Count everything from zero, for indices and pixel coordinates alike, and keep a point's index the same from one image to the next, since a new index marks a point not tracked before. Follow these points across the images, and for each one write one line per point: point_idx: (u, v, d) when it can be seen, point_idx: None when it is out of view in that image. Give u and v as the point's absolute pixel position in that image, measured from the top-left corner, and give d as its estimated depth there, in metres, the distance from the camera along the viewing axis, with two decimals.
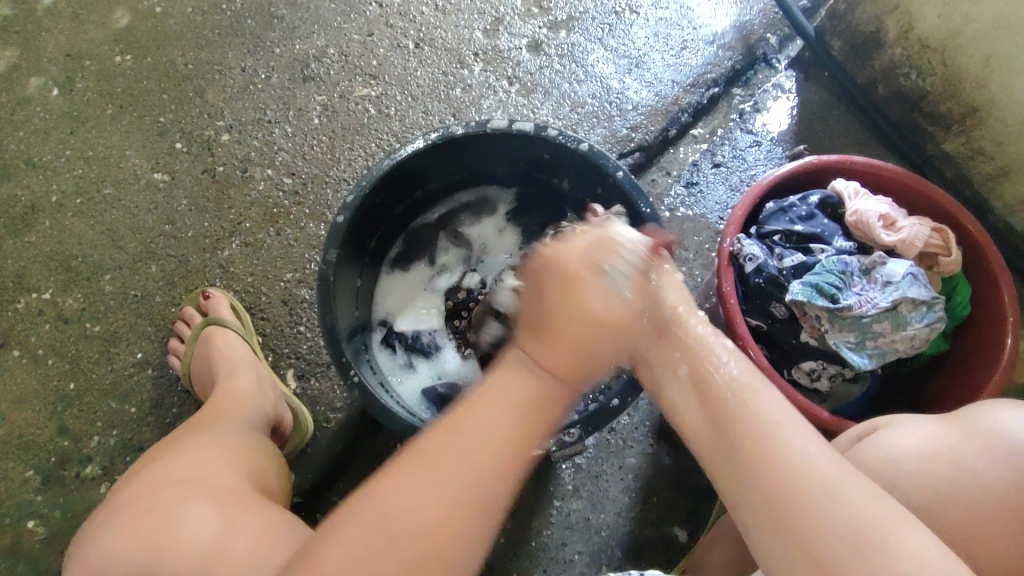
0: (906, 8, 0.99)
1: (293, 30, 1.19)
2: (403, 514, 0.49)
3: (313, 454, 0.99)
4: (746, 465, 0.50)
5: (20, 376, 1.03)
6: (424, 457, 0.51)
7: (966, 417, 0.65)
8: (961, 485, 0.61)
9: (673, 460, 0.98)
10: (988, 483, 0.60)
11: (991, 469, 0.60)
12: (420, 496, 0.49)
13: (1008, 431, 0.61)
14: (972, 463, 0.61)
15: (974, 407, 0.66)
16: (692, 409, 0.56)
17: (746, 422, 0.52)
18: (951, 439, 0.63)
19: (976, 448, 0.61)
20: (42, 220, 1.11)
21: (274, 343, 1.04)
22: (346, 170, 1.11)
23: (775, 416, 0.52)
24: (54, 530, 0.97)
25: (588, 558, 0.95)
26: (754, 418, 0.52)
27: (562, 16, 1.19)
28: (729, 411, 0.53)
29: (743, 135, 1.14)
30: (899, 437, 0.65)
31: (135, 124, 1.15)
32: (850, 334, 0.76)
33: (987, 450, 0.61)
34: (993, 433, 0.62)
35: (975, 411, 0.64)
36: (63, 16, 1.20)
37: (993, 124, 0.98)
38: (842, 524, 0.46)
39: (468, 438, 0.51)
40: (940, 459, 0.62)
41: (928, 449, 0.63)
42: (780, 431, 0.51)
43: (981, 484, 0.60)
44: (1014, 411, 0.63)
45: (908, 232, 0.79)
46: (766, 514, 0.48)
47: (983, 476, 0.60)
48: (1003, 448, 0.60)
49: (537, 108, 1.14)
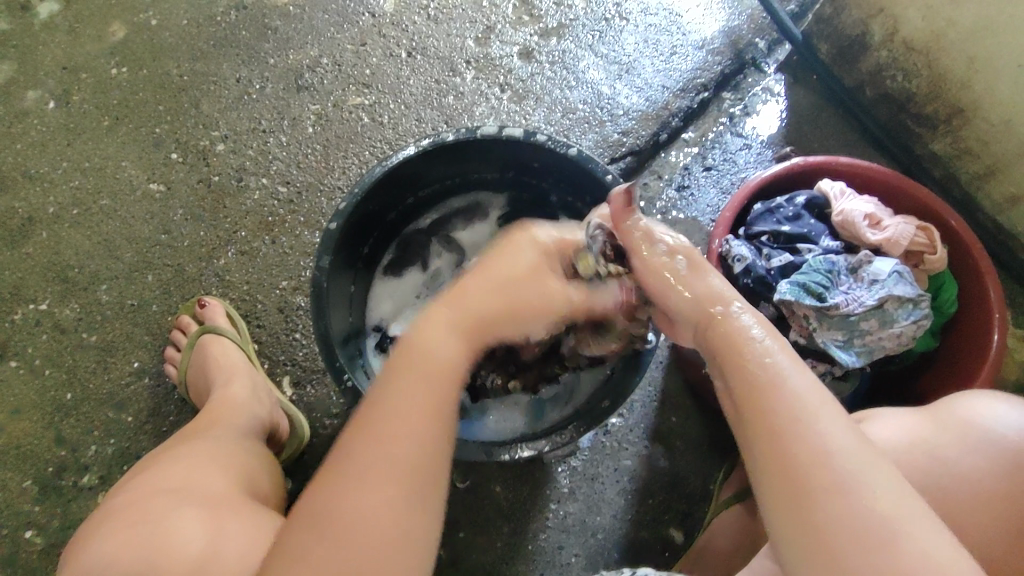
0: (889, 11, 1.00)
1: (287, 41, 1.20)
2: (364, 511, 0.48)
3: (310, 460, 1.00)
4: (769, 442, 0.50)
5: (18, 387, 1.04)
6: (367, 465, 0.49)
7: (942, 407, 0.66)
8: (942, 477, 0.61)
9: (668, 462, 0.98)
10: (968, 474, 0.61)
11: (970, 460, 0.61)
12: (363, 498, 0.48)
13: (985, 422, 0.62)
14: (949, 454, 0.62)
15: (950, 398, 0.67)
16: (718, 374, 0.56)
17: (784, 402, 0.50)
18: (927, 430, 0.64)
19: (952, 439, 0.62)
20: (39, 231, 1.11)
21: (270, 351, 1.04)
22: (341, 178, 1.12)
23: (807, 405, 0.50)
24: (51, 540, 0.97)
25: (585, 560, 0.95)
26: (786, 387, 0.51)
27: (552, 23, 1.20)
28: (771, 388, 0.51)
29: (733, 138, 1.15)
30: (876, 430, 0.65)
31: (131, 135, 1.16)
32: (838, 333, 0.77)
33: (965, 442, 0.62)
34: (970, 424, 0.63)
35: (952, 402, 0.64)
36: (59, 30, 1.22)
37: (980, 124, 0.99)
38: (846, 507, 0.46)
39: (393, 412, 0.52)
40: (918, 449, 0.63)
41: (906, 440, 0.64)
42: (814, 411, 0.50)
43: (959, 473, 0.61)
44: (984, 400, 0.64)
45: (893, 231, 0.80)
46: (794, 508, 0.47)
47: (963, 467, 0.61)
48: (979, 439, 0.62)
49: (528, 114, 1.15)
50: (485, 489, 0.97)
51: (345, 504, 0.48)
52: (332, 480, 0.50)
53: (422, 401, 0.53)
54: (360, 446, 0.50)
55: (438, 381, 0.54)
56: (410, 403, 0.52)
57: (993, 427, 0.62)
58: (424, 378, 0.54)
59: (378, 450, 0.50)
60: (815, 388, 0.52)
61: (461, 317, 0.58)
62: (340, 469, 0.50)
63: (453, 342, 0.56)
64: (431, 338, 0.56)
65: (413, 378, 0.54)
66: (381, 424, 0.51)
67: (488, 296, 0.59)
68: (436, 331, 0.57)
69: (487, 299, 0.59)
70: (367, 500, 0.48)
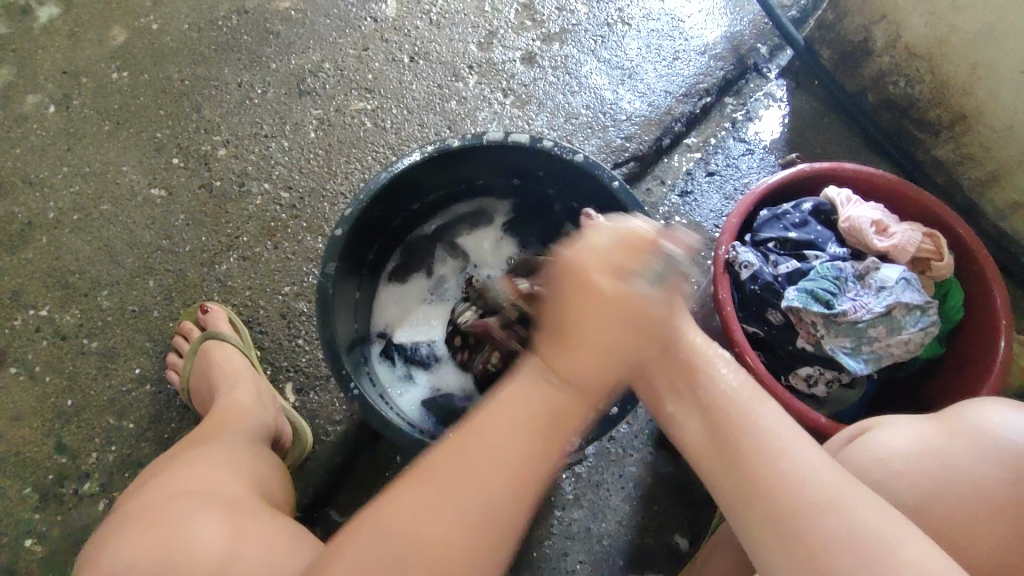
0: (892, 17, 1.01)
1: (289, 45, 1.20)
2: (427, 530, 0.48)
3: (312, 468, 0.99)
4: (719, 441, 0.54)
5: (17, 394, 1.03)
6: (450, 477, 0.49)
7: (953, 414, 0.65)
8: (951, 485, 0.61)
9: (673, 468, 0.98)
10: (980, 481, 0.60)
11: (980, 466, 0.60)
12: (438, 520, 0.48)
13: (998, 429, 0.62)
14: (959, 461, 0.61)
15: (958, 406, 0.66)
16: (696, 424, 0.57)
17: (732, 411, 0.54)
18: (938, 440, 0.63)
19: (962, 446, 0.62)
20: (39, 237, 1.11)
21: (273, 357, 1.04)
22: (343, 184, 1.12)
23: (780, 435, 0.52)
24: (51, 549, 0.96)
25: (590, 568, 0.95)
26: (754, 424, 0.53)
27: (555, 28, 1.20)
28: (730, 410, 0.54)
29: (736, 144, 1.15)
30: (885, 436, 0.65)
31: (132, 140, 1.16)
32: (845, 340, 0.77)
33: (975, 449, 0.61)
34: (983, 432, 0.62)
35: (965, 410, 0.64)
36: (59, 34, 1.21)
37: (981, 130, 0.99)
38: (806, 490, 0.48)
39: (489, 441, 0.50)
40: (929, 457, 0.62)
41: (915, 449, 0.63)
42: (753, 409, 0.54)
43: (970, 482, 0.60)
44: (997, 408, 0.64)
45: (900, 237, 0.80)
46: (762, 511, 0.49)
47: (973, 473, 0.60)
48: (990, 446, 0.61)
49: (531, 119, 1.15)
50: None
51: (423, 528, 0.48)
52: (404, 510, 0.49)
53: (530, 444, 0.51)
54: (448, 465, 0.50)
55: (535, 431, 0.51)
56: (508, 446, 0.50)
57: (1004, 434, 0.61)
58: (523, 421, 0.51)
59: (471, 474, 0.49)
60: (749, 386, 0.57)
61: (560, 373, 0.52)
62: (416, 493, 0.49)
63: (545, 395, 0.52)
64: (523, 391, 0.52)
65: (505, 427, 0.51)
66: (477, 445, 0.50)
67: (609, 331, 0.53)
68: (534, 389, 0.52)
69: (599, 326, 0.52)
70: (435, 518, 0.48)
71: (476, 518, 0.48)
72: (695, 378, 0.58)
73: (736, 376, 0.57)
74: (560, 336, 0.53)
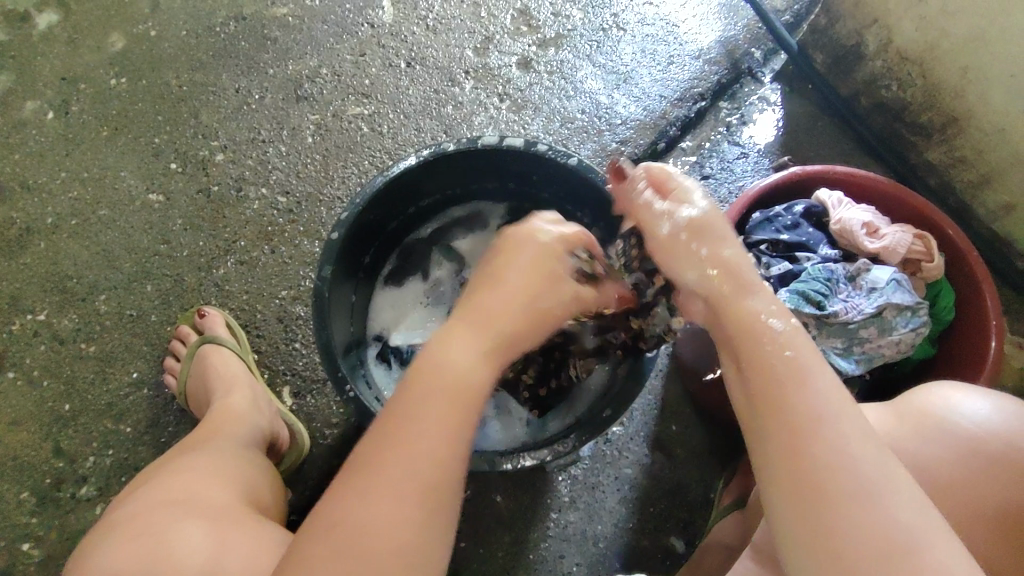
0: (884, 22, 1.02)
1: (286, 51, 1.21)
2: (363, 521, 0.48)
3: (309, 470, 1.00)
4: (772, 431, 0.49)
5: (15, 398, 1.03)
6: (374, 469, 0.49)
7: (903, 401, 0.66)
8: (900, 467, 0.62)
9: (669, 470, 0.98)
10: (927, 462, 0.61)
11: (927, 449, 0.61)
12: (375, 513, 0.48)
13: (942, 413, 0.63)
14: (905, 444, 0.62)
15: (911, 391, 0.67)
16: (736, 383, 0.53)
17: (784, 387, 0.50)
18: (888, 424, 0.64)
19: (907, 431, 0.63)
20: (37, 242, 1.11)
21: (270, 360, 1.04)
22: (340, 188, 1.13)
23: (829, 405, 0.49)
24: (49, 553, 0.96)
25: (586, 570, 0.95)
26: (807, 392, 0.49)
27: (551, 33, 1.21)
28: (785, 382, 0.50)
29: (731, 147, 1.15)
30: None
31: (130, 145, 1.16)
32: (837, 340, 0.77)
33: (920, 433, 0.62)
34: (926, 415, 0.63)
35: (913, 394, 0.65)
36: (58, 40, 1.22)
37: (973, 133, 1.00)
38: (841, 477, 0.46)
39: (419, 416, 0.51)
40: (879, 441, 0.63)
41: (865, 433, 0.64)
42: (808, 381, 0.50)
43: (918, 463, 0.61)
44: (949, 391, 0.65)
45: (891, 239, 0.80)
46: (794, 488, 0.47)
47: (921, 456, 0.61)
48: (936, 429, 0.62)
49: (527, 124, 1.15)
50: (486, 500, 0.97)
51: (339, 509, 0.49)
52: (341, 501, 0.49)
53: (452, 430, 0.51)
54: (366, 457, 0.50)
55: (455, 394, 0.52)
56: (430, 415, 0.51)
57: (949, 417, 0.62)
58: (448, 383, 0.53)
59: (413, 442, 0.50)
60: (809, 351, 0.52)
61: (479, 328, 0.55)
62: (344, 485, 0.50)
63: (465, 350, 0.54)
64: (450, 351, 0.54)
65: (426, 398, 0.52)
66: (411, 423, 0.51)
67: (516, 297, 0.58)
68: (459, 349, 0.54)
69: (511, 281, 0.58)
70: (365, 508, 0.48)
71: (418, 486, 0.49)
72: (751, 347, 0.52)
73: (800, 348, 0.52)
74: (465, 307, 0.57)
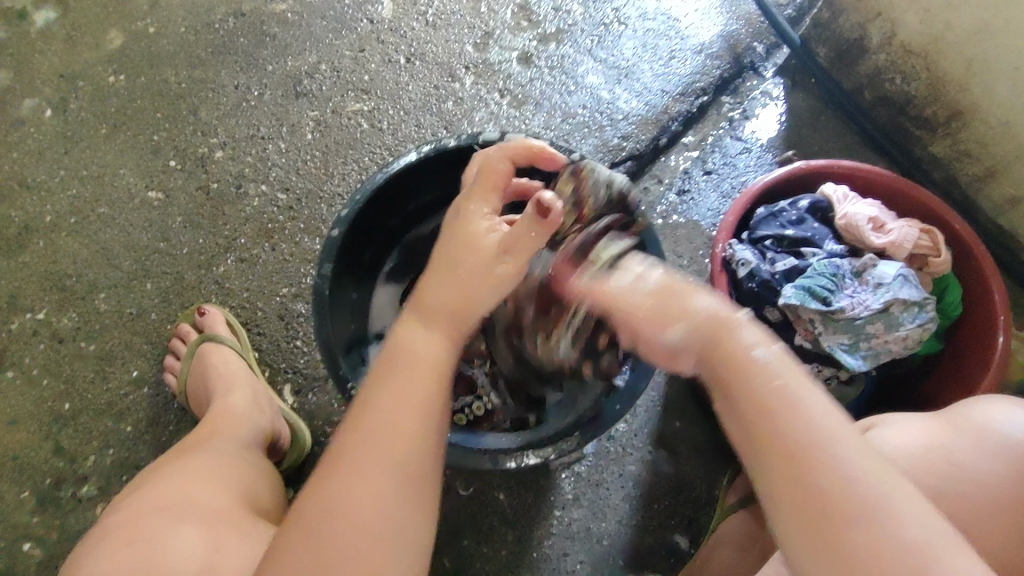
0: (888, 15, 1.01)
1: (285, 47, 1.20)
2: (356, 517, 0.48)
3: (311, 469, 0.99)
4: (768, 429, 0.50)
5: (14, 398, 1.03)
6: (348, 467, 0.50)
7: (953, 413, 0.66)
8: (958, 481, 0.60)
9: (673, 467, 0.98)
10: (983, 478, 0.60)
11: (985, 464, 0.61)
12: (359, 499, 0.49)
13: (999, 428, 0.62)
14: (964, 458, 0.61)
15: (960, 405, 0.67)
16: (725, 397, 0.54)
17: (775, 407, 0.50)
18: (942, 436, 0.63)
19: (967, 444, 0.62)
20: (36, 240, 1.11)
21: (271, 358, 1.04)
22: (340, 185, 1.12)
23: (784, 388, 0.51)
24: (50, 552, 0.96)
25: (590, 567, 0.94)
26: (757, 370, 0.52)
27: (551, 28, 1.20)
28: (771, 411, 0.50)
29: (733, 142, 1.15)
30: (890, 434, 0.64)
31: (128, 143, 1.15)
32: (844, 336, 0.77)
33: (976, 446, 0.62)
34: (983, 430, 0.62)
35: (966, 408, 0.64)
36: (56, 38, 1.21)
37: (978, 127, 0.99)
38: (849, 496, 0.46)
39: (370, 456, 0.50)
40: (935, 453, 0.62)
41: (922, 445, 0.63)
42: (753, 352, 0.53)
43: (975, 478, 0.60)
44: (1002, 405, 0.64)
45: (897, 233, 0.80)
46: (812, 523, 0.46)
47: (977, 471, 0.61)
48: (995, 445, 0.61)
49: (528, 119, 1.15)
50: (489, 497, 0.97)
51: (335, 525, 0.48)
52: (310, 516, 0.49)
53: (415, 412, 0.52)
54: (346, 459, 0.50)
55: (427, 376, 0.54)
56: (388, 423, 0.51)
57: (1005, 433, 0.62)
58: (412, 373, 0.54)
59: (382, 442, 0.51)
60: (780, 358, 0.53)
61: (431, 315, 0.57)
62: (326, 477, 0.50)
63: (428, 340, 0.56)
64: (413, 344, 0.56)
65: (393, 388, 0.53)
66: (384, 411, 0.52)
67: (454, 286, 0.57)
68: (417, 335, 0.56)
69: (465, 272, 0.57)
70: (345, 500, 0.48)
71: (396, 482, 0.50)
72: (756, 388, 0.51)
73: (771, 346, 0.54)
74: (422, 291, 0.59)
